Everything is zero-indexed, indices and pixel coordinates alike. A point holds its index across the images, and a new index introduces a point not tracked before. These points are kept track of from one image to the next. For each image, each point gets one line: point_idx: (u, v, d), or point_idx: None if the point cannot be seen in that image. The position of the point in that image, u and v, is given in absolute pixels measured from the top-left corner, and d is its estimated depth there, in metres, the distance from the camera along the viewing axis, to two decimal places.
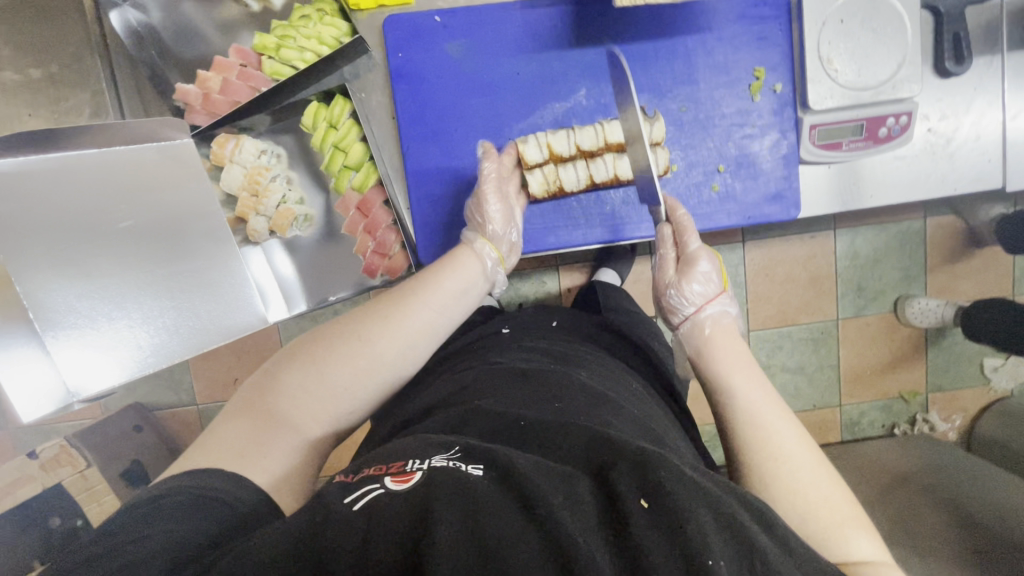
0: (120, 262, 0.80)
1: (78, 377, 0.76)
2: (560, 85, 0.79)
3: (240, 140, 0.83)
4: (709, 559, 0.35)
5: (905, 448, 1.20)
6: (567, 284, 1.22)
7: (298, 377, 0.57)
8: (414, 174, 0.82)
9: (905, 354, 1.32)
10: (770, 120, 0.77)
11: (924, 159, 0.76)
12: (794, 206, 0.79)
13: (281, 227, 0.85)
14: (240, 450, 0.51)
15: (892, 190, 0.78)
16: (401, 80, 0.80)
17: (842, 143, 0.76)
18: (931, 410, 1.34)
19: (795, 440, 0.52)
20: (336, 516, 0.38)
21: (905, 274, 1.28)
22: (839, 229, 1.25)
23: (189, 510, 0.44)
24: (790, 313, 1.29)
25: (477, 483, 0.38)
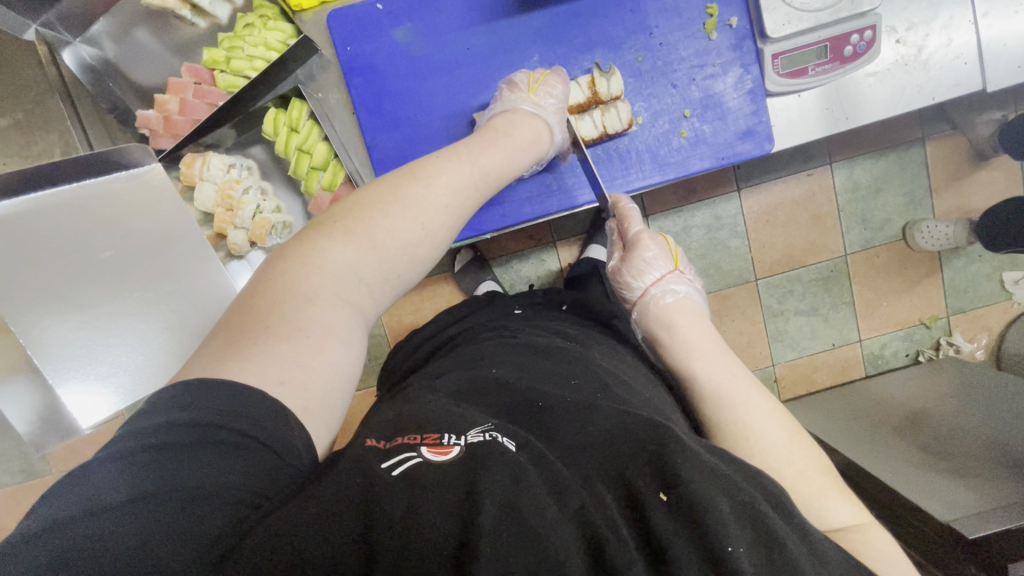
0: (108, 291, 0.82)
1: (82, 407, 0.81)
2: (513, 54, 0.79)
3: (206, 157, 0.85)
4: (729, 546, 0.37)
5: (930, 375, 1.18)
6: (566, 259, 1.21)
7: (346, 249, 0.53)
8: (381, 164, 0.81)
9: (921, 279, 1.29)
10: (730, 56, 0.76)
11: (897, 74, 0.73)
12: (767, 139, 0.77)
13: (259, 237, 0.86)
14: (283, 366, 0.43)
15: (867, 111, 0.75)
16: (354, 74, 0.79)
17: (808, 68, 0.73)
18: (955, 333, 1.31)
19: (757, 396, 0.59)
20: (376, 483, 0.38)
21: (910, 198, 1.24)
22: (835, 163, 1.23)
23: (206, 456, 0.37)
24: (797, 255, 1.27)
25: (518, 461, 0.39)
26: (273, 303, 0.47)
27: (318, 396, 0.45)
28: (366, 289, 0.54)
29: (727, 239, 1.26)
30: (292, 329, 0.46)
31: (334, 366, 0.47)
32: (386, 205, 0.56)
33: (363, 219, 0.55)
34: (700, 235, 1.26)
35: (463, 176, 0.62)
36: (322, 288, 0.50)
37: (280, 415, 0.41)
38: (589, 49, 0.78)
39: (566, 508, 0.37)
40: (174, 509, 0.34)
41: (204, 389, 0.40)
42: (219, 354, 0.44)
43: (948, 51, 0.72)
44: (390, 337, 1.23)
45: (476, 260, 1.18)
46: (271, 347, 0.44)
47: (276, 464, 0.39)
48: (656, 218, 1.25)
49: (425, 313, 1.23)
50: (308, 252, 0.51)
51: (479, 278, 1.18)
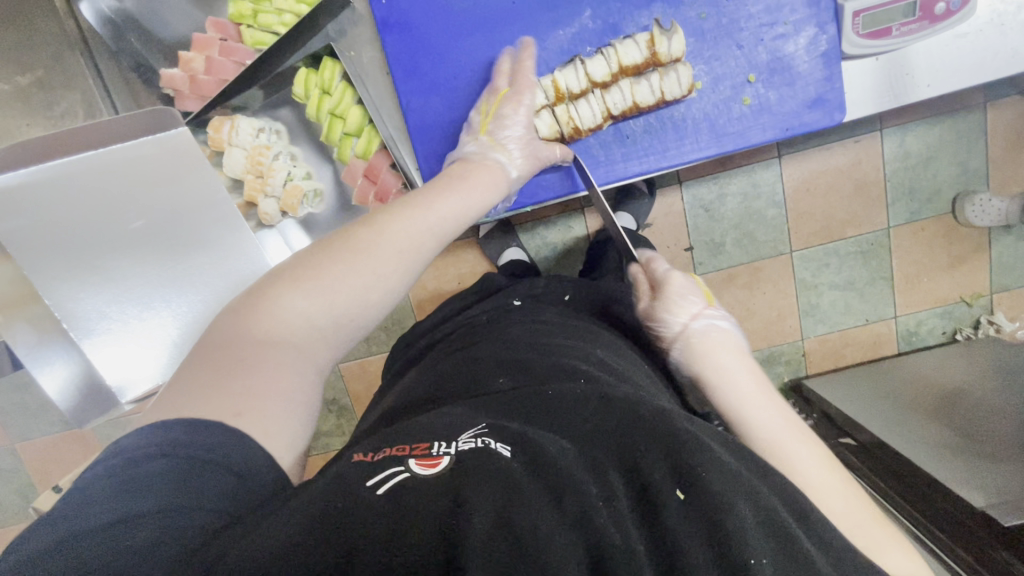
0: (140, 263, 0.80)
1: (122, 379, 0.79)
2: (562, 10, 0.73)
3: (235, 120, 0.82)
4: (748, 554, 0.37)
5: (969, 355, 1.14)
6: (595, 226, 1.18)
7: (298, 293, 0.51)
8: (417, 130, 0.78)
9: (968, 255, 1.23)
10: (804, 13, 0.69)
11: (990, 35, 0.66)
12: (839, 108, 0.71)
13: (292, 205, 0.84)
14: (238, 407, 0.45)
15: (952, 78, 0.69)
16: (390, 30, 0.75)
17: (892, 28, 0.66)
18: (997, 312, 1.26)
19: (816, 464, 0.53)
20: (360, 498, 0.38)
21: (964, 168, 1.17)
22: (886, 129, 1.15)
23: (184, 479, 0.39)
24: (836, 226, 1.22)
25: (506, 467, 0.39)
26: (222, 345, 0.48)
27: (275, 429, 0.46)
28: (319, 335, 0.52)
29: (764, 209, 1.20)
30: (238, 370, 0.47)
31: (290, 399, 0.48)
32: (342, 253, 0.53)
33: (316, 266, 0.52)
34: (736, 203, 1.20)
35: (417, 226, 0.57)
36: (268, 336, 0.49)
37: (241, 439, 0.43)
38: (647, 5, 0.72)
39: (569, 512, 0.37)
40: (156, 525, 0.36)
41: (185, 428, 0.42)
42: (180, 392, 0.45)
43: None
44: (414, 302, 1.23)
45: (502, 225, 1.15)
46: (219, 389, 0.45)
47: (242, 487, 0.41)
48: (690, 185, 1.19)
49: (449, 279, 1.22)
50: (260, 299, 0.50)
51: (504, 244, 1.15)
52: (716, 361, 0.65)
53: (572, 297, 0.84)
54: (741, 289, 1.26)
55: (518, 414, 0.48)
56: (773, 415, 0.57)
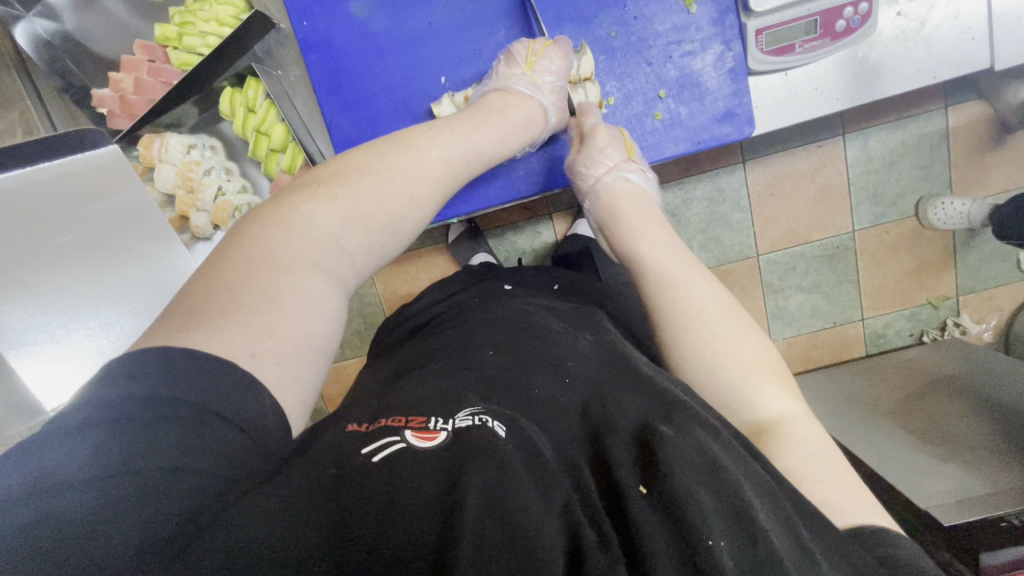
0: (67, 276, 0.78)
1: (45, 391, 0.77)
2: (477, 29, 0.76)
3: (165, 138, 0.85)
4: (708, 539, 0.36)
5: (930, 355, 1.15)
6: (562, 232, 1.19)
7: (332, 216, 0.51)
8: (341, 146, 0.78)
9: (933, 257, 1.24)
10: (710, 31, 0.71)
11: (896, 50, 0.68)
12: (748, 122, 0.72)
13: (222, 220, 0.87)
14: (252, 350, 0.42)
15: (864, 90, 0.70)
16: (311, 51, 0.76)
17: (795, 45, 0.68)
18: (963, 313, 1.27)
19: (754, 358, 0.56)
20: (356, 468, 0.38)
21: (926, 172, 1.18)
22: (848, 134, 1.16)
23: (177, 438, 0.35)
24: (801, 230, 1.23)
25: (502, 447, 0.39)
26: (243, 270, 0.46)
27: (291, 372, 0.44)
28: (344, 261, 0.52)
29: (729, 213, 1.22)
30: (266, 300, 0.44)
31: (309, 338, 0.46)
32: (374, 175, 0.55)
33: (351, 186, 0.53)
34: (701, 208, 1.22)
35: (455, 151, 0.61)
36: (300, 256, 0.48)
37: (254, 391, 0.40)
38: (558, 25, 0.74)
39: (551, 502, 0.36)
40: (137, 489, 0.33)
41: (186, 362, 0.38)
42: (201, 315, 0.42)
43: (955, 24, 0.66)
44: (386, 307, 1.24)
45: (469, 231, 1.17)
46: (246, 316, 0.43)
47: (241, 445, 0.38)
48: (656, 190, 1.21)
49: (419, 284, 1.23)
50: (290, 217, 0.50)
51: (472, 250, 1.17)
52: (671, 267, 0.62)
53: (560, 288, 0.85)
54: None
55: (510, 396, 0.48)
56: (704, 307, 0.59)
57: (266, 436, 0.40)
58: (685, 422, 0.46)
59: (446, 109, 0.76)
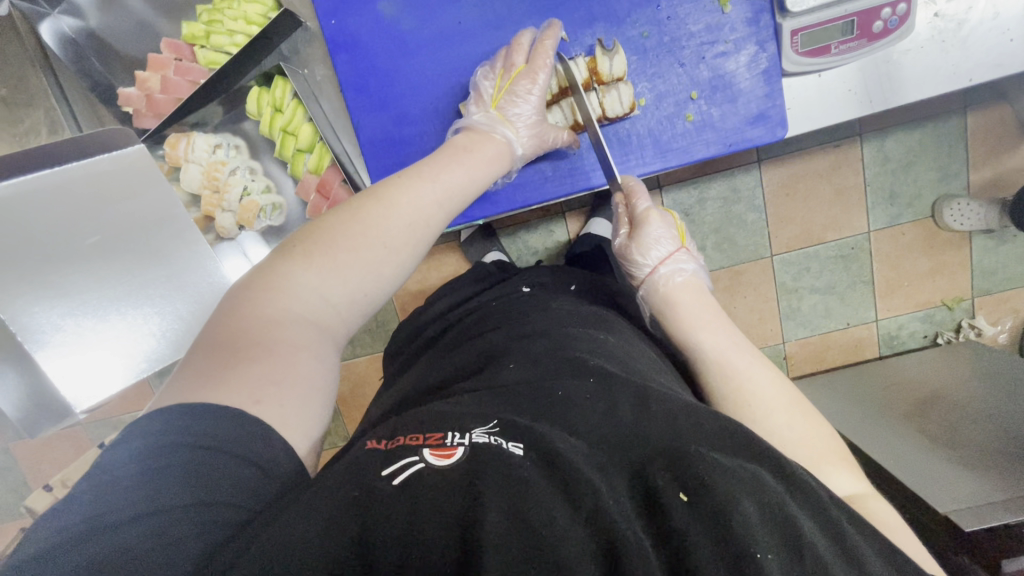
0: (95, 279, 0.78)
1: (74, 390, 0.78)
2: (507, 28, 0.74)
3: (191, 137, 0.84)
4: (756, 551, 0.35)
5: (946, 357, 1.14)
6: (575, 231, 1.19)
7: (311, 271, 0.51)
8: (369, 146, 0.78)
9: (948, 259, 1.23)
10: (744, 32, 0.70)
11: (932, 51, 0.67)
12: (781, 124, 0.72)
13: (247, 220, 0.86)
14: (257, 395, 0.43)
15: (900, 91, 0.69)
16: (340, 50, 0.76)
17: (831, 46, 0.67)
18: (978, 315, 1.26)
19: (767, 382, 0.61)
20: (380, 492, 0.38)
21: (944, 172, 1.17)
22: (865, 134, 1.15)
23: (207, 475, 0.37)
24: (816, 231, 1.22)
25: (516, 464, 0.39)
26: (239, 330, 0.46)
27: (295, 411, 0.45)
28: (334, 309, 0.52)
29: (744, 213, 1.21)
30: (263, 352, 0.45)
31: (308, 381, 0.46)
32: (347, 227, 0.54)
33: (326, 242, 0.52)
34: (715, 208, 1.21)
35: (428, 196, 0.59)
36: (286, 313, 0.49)
37: (263, 433, 0.41)
38: (590, 24, 0.73)
39: (579, 513, 0.36)
40: (177, 524, 0.35)
41: (195, 412, 0.40)
42: (203, 374, 0.43)
43: (994, 25, 0.65)
44: (397, 305, 1.24)
45: (482, 229, 1.16)
46: (248, 367, 0.44)
47: (260, 480, 0.39)
48: (670, 189, 1.20)
49: (431, 283, 1.23)
50: (272, 279, 0.50)
51: (485, 248, 1.16)
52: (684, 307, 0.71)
53: (578, 288, 0.83)
54: (722, 292, 1.27)
55: (530, 408, 0.47)
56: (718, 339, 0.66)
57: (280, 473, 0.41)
58: (711, 429, 0.45)
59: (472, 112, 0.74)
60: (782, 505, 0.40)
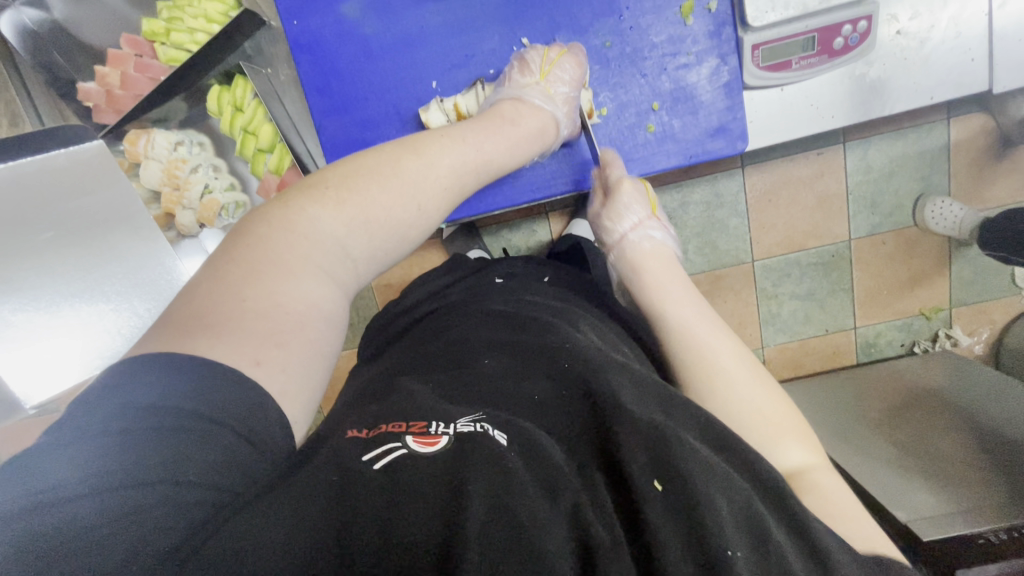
0: (50, 273, 0.77)
1: (22, 386, 0.76)
2: (470, 34, 0.74)
3: (151, 134, 0.84)
4: (726, 549, 0.34)
5: (919, 365, 1.16)
6: (558, 231, 1.19)
7: (336, 219, 0.48)
8: (330, 147, 0.78)
9: (928, 268, 1.23)
10: (706, 44, 0.70)
11: (894, 68, 0.68)
12: (741, 137, 0.73)
13: (208, 218, 0.87)
14: (256, 357, 0.40)
15: (863, 107, 0.70)
16: (301, 51, 0.75)
17: (792, 61, 0.68)
18: (955, 326, 1.27)
19: (765, 400, 0.54)
20: (358, 475, 0.37)
21: (925, 183, 1.17)
22: (848, 143, 1.15)
23: (178, 444, 0.34)
24: (798, 237, 1.22)
25: (503, 455, 0.37)
26: (249, 271, 0.43)
27: (295, 380, 0.42)
28: (349, 263, 0.50)
29: (727, 218, 1.21)
30: (269, 304, 0.43)
31: (313, 343, 0.45)
32: (380, 178, 0.52)
33: (357, 188, 0.50)
34: (698, 212, 1.21)
35: (466, 160, 0.59)
36: (303, 260, 0.46)
37: (260, 400, 0.38)
38: (552, 31, 0.73)
39: (559, 506, 0.35)
40: (140, 497, 0.31)
41: (203, 377, 0.37)
42: (214, 309, 0.41)
43: (955, 45, 0.66)
44: (380, 301, 1.24)
45: (464, 228, 1.16)
46: (247, 325, 0.41)
47: (250, 455, 0.36)
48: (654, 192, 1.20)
49: (413, 279, 1.23)
50: (293, 217, 0.47)
51: (467, 247, 1.16)
52: (650, 273, 0.68)
53: (553, 279, 0.82)
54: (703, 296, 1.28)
55: (509, 398, 0.45)
56: (685, 308, 0.63)
57: (268, 442, 0.38)
58: (688, 419, 0.44)
59: (433, 117, 0.74)
60: (751, 501, 0.38)
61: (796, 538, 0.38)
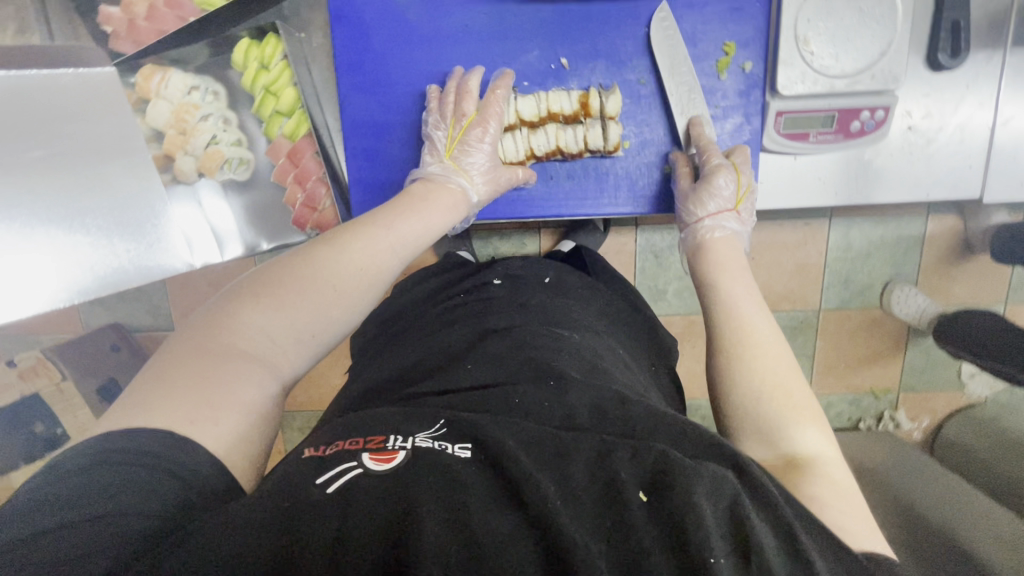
0: (35, 195, 0.78)
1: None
2: (512, 43, 0.74)
3: (166, 73, 0.76)
4: (709, 557, 0.32)
5: (863, 440, 1.20)
6: (546, 248, 1.19)
7: (258, 309, 0.48)
8: (351, 124, 0.77)
9: (884, 350, 1.29)
10: (735, 102, 0.73)
11: (900, 158, 0.72)
12: (751, 196, 0.74)
13: (211, 170, 0.80)
14: (188, 418, 0.39)
15: (866, 189, 0.73)
16: (340, 23, 0.74)
17: (809, 133, 0.71)
18: (899, 408, 1.33)
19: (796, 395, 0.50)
20: (310, 495, 0.35)
21: (897, 269, 1.23)
22: (834, 220, 1.20)
23: (115, 481, 0.34)
24: (772, 298, 1.26)
25: (460, 472, 0.36)
26: (165, 372, 0.42)
27: (230, 432, 0.41)
28: (279, 350, 0.48)
29: None
30: (195, 382, 0.41)
31: (247, 403, 0.43)
32: (295, 271, 0.51)
33: (275, 282, 0.50)
34: (684, 256, 1.23)
35: (404, 233, 0.60)
36: (229, 348, 0.45)
37: (184, 441, 0.38)
38: (593, 58, 0.74)
39: (524, 515, 0.33)
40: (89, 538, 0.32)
41: (161, 436, 0.37)
42: (144, 392, 0.41)
43: (956, 149, 0.71)
44: None
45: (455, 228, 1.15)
46: (177, 394, 0.40)
47: (184, 488, 0.36)
48: (645, 229, 1.19)
49: None
50: (218, 317, 0.46)
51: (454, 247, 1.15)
52: (716, 260, 0.64)
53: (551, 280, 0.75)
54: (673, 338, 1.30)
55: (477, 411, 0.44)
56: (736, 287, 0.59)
57: (208, 490, 0.38)
58: (671, 427, 0.41)
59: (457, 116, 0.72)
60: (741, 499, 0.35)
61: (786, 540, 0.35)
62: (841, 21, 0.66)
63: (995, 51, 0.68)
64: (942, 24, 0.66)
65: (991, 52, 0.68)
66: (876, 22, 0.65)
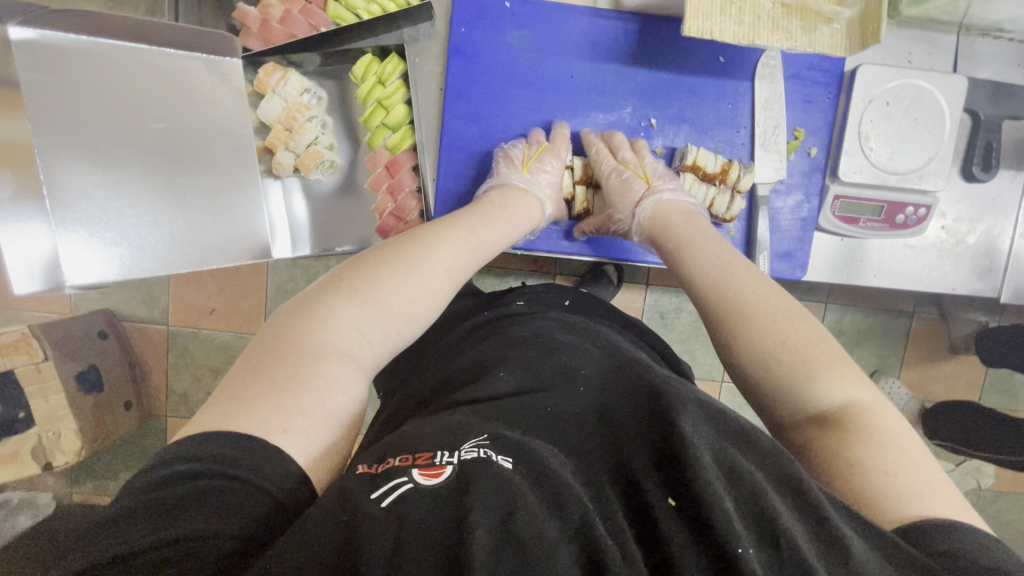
0: (145, 163, 0.73)
1: (69, 265, 0.66)
2: (607, 97, 0.80)
3: (287, 73, 0.79)
4: (737, 546, 0.32)
5: None
6: None
7: (352, 305, 0.51)
8: (449, 147, 0.81)
9: None
10: (797, 181, 0.80)
11: (932, 253, 0.81)
12: (802, 267, 0.81)
13: (306, 167, 0.80)
14: (282, 423, 0.40)
15: (895, 276, 0.82)
16: (458, 56, 0.78)
17: (860, 219, 0.79)
18: None
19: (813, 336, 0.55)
20: (364, 511, 0.33)
21: (882, 361, 1.26)
22: (829, 303, 1.22)
23: (181, 496, 0.34)
24: None
25: (508, 478, 0.34)
26: (260, 364, 0.44)
27: (319, 446, 0.42)
28: (366, 344, 0.50)
29: None
30: (295, 381, 0.43)
31: (336, 415, 0.44)
32: (391, 267, 0.55)
33: (369, 277, 0.53)
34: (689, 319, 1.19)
35: (464, 246, 0.62)
36: (327, 345, 0.47)
37: (266, 450, 0.38)
38: (678, 122, 0.81)
39: (566, 521, 0.32)
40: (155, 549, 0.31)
41: (225, 439, 0.38)
42: (222, 408, 0.41)
43: (980, 252, 0.80)
44: None
45: None
46: (268, 402, 0.41)
47: (243, 501, 0.35)
48: (654, 289, 1.17)
49: None
50: (315, 309, 0.49)
51: None
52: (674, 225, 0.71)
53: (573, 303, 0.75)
54: None
55: (520, 420, 0.42)
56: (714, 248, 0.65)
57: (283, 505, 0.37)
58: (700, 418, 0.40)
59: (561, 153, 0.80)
60: (758, 490, 0.36)
61: (809, 536, 0.35)
62: (899, 126, 0.75)
63: (1019, 173, 0.79)
64: (977, 143, 0.77)
65: (1016, 173, 0.79)
66: (928, 130, 0.75)
